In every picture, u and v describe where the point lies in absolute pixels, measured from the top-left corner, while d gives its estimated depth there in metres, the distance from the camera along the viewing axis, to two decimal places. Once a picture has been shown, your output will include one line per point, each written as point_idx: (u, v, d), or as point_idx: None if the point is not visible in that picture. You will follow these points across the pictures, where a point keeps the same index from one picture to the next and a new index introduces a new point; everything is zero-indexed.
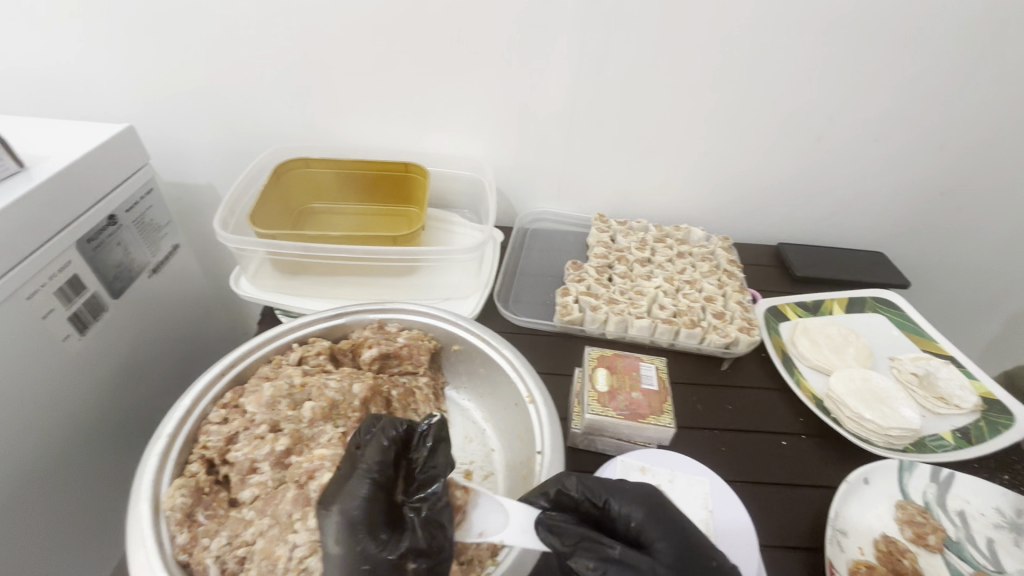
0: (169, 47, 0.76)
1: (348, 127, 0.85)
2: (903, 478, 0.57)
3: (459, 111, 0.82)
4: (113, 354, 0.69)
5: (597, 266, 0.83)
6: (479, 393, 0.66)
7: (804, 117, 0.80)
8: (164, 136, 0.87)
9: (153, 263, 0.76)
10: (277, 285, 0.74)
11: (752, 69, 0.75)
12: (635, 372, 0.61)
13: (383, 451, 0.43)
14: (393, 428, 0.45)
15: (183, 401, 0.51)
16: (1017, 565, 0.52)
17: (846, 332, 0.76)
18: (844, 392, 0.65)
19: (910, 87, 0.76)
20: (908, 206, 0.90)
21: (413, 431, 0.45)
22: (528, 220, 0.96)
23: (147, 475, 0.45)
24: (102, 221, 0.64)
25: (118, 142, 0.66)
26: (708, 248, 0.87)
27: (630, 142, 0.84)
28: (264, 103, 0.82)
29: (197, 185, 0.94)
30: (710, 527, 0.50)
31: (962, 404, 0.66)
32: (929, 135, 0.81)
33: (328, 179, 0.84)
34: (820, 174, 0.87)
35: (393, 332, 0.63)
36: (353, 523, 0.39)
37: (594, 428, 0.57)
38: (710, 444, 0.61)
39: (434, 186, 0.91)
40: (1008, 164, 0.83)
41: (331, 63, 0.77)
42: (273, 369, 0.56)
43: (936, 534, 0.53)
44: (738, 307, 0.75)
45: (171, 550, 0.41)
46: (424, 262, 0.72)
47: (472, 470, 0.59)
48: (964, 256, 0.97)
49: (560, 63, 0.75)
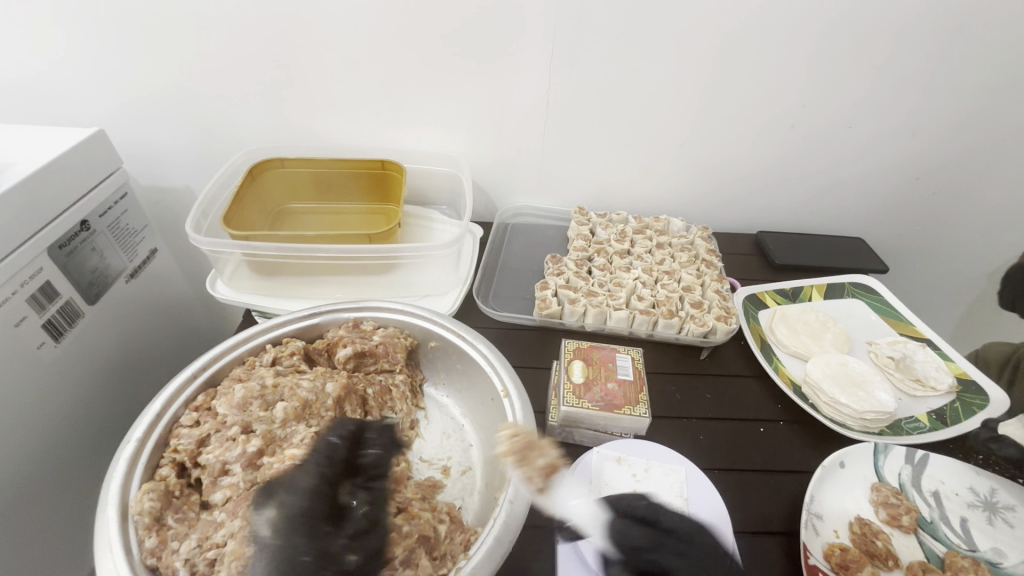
0: (138, 49, 0.75)
1: (324, 126, 0.85)
2: (878, 460, 0.58)
3: (434, 108, 0.82)
4: (90, 360, 0.68)
5: (576, 259, 0.83)
6: (456, 388, 0.66)
7: (778, 106, 0.80)
8: (138, 139, 0.86)
9: (130, 268, 0.75)
10: (254, 287, 0.74)
11: (723, 60, 0.75)
12: (611, 363, 0.61)
13: (333, 445, 0.51)
14: (346, 424, 0.53)
15: (153, 405, 0.50)
16: (990, 543, 0.53)
17: (824, 318, 0.76)
18: (820, 377, 0.65)
19: (881, 73, 0.76)
20: (885, 192, 0.91)
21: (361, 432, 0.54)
22: (509, 215, 0.95)
23: (115, 481, 0.44)
24: (75, 226, 0.64)
25: (88, 147, 0.65)
26: (688, 238, 0.87)
27: (606, 135, 0.84)
28: (238, 103, 0.81)
29: (175, 188, 0.94)
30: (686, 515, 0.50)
31: (937, 386, 0.67)
32: (905, 121, 0.81)
33: (304, 178, 0.83)
34: (798, 162, 0.87)
35: (369, 330, 0.63)
36: (293, 515, 0.44)
37: (571, 420, 0.57)
38: (688, 433, 0.62)
39: (412, 184, 0.91)
40: (981, 148, 0.84)
41: (304, 62, 0.77)
42: (246, 371, 0.56)
43: (911, 514, 0.53)
44: (716, 296, 0.76)
45: (140, 555, 0.41)
46: (401, 260, 0.72)
47: (450, 465, 0.59)
48: (942, 240, 0.98)
49: (532, 58, 0.75)
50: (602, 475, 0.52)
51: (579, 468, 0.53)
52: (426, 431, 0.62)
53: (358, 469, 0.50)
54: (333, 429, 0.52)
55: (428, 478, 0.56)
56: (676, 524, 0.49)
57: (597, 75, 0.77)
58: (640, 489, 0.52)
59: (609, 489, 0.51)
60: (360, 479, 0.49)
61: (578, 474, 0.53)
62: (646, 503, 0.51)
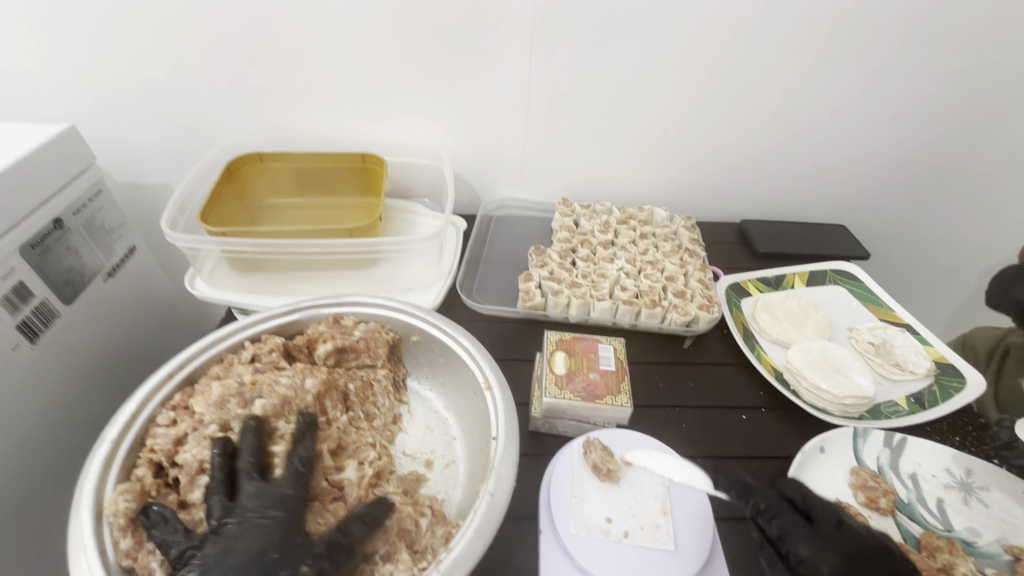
0: (107, 43, 0.73)
1: (302, 120, 0.83)
2: (857, 444, 0.59)
3: (413, 99, 0.81)
4: (70, 362, 0.67)
5: (560, 250, 0.83)
6: (439, 382, 0.65)
7: (758, 95, 0.80)
8: (112, 136, 0.84)
9: (108, 266, 0.74)
10: (234, 284, 0.73)
11: (702, 47, 0.75)
12: (593, 354, 0.61)
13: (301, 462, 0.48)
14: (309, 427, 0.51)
15: (128, 405, 0.50)
16: (965, 523, 0.54)
17: (806, 305, 0.77)
18: (801, 363, 0.66)
19: (860, 60, 0.76)
20: (866, 179, 0.91)
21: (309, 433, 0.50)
22: (492, 207, 0.95)
23: (89, 482, 0.44)
24: (47, 225, 0.62)
25: (59, 143, 0.64)
26: (671, 228, 0.87)
27: (588, 125, 0.84)
28: (214, 97, 0.80)
29: (153, 185, 0.92)
30: (667, 503, 0.50)
31: (916, 370, 0.67)
32: (884, 108, 0.82)
33: (283, 173, 0.82)
34: (780, 149, 0.87)
35: (349, 326, 0.62)
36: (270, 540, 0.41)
37: (553, 411, 0.57)
38: (671, 422, 0.62)
39: (395, 177, 0.90)
40: (957, 135, 0.85)
41: (280, 55, 0.75)
42: (224, 369, 0.56)
43: (888, 496, 0.54)
44: (699, 285, 0.76)
45: (115, 556, 0.41)
46: (382, 254, 0.71)
47: (433, 460, 0.59)
48: (923, 225, 0.99)
49: (511, 49, 0.75)
50: (582, 466, 0.53)
51: (560, 461, 0.54)
52: (409, 426, 0.62)
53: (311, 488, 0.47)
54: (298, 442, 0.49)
55: (410, 472, 0.56)
56: (658, 511, 0.50)
57: (576, 64, 0.76)
58: (620, 478, 0.52)
59: (589, 480, 0.52)
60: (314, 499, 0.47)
61: (567, 469, 0.53)
62: (627, 494, 0.51)
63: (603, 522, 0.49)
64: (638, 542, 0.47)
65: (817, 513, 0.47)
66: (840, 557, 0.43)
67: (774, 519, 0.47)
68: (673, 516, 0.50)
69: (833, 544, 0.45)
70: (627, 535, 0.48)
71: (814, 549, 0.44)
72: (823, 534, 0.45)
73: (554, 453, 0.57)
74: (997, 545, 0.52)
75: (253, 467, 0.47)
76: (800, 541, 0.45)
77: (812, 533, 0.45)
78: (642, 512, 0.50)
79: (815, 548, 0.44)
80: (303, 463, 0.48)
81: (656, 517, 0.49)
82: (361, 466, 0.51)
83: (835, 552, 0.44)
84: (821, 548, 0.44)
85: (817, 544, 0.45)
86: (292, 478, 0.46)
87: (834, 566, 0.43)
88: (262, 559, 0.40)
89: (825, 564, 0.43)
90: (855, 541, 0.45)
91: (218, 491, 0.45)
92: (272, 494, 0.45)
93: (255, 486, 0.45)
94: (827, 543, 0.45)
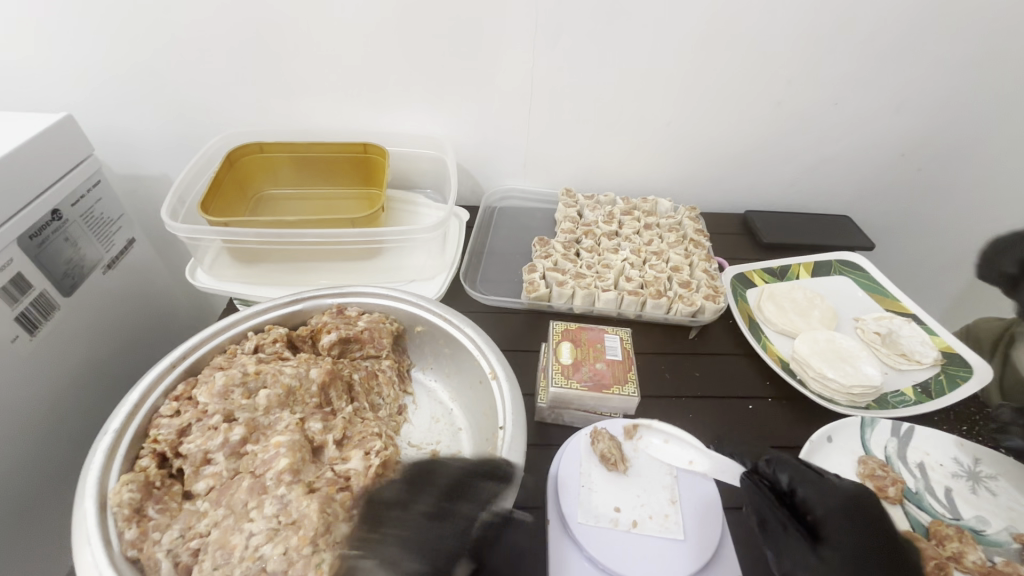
0: (102, 30, 0.72)
1: (303, 110, 0.82)
2: (865, 434, 0.59)
3: (415, 87, 0.80)
4: (70, 354, 0.66)
5: (564, 241, 0.82)
6: (445, 372, 0.65)
7: (763, 85, 0.79)
8: (110, 125, 0.83)
9: (108, 258, 0.73)
10: (236, 275, 0.72)
11: (707, 35, 0.74)
12: (599, 344, 0.60)
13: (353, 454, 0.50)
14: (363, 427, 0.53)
15: (131, 396, 0.49)
16: (974, 512, 0.53)
17: (812, 296, 0.76)
18: (808, 353, 0.65)
19: (867, 47, 0.75)
20: (871, 169, 0.91)
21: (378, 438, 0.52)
22: (495, 198, 0.94)
23: (92, 472, 0.43)
24: (46, 216, 0.61)
25: (56, 132, 0.63)
26: (676, 219, 0.86)
27: (592, 114, 0.83)
28: (213, 87, 0.79)
29: (151, 176, 0.91)
30: (676, 492, 0.50)
31: (923, 359, 0.67)
32: (889, 97, 0.81)
33: (283, 163, 0.81)
34: (784, 139, 0.86)
35: (353, 316, 0.62)
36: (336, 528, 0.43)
37: (560, 401, 0.57)
38: (677, 412, 0.62)
39: (397, 167, 0.89)
40: (962, 124, 0.84)
41: (278, 43, 0.74)
42: (228, 359, 0.55)
43: (897, 486, 0.54)
44: (704, 276, 0.75)
45: (120, 547, 0.40)
46: (386, 244, 0.70)
47: (439, 450, 0.58)
48: (927, 216, 0.98)
49: (514, 37, 0.74)
50: (590, 455, 0.53)
51: (568, 450, 0.54)
52: (415, 416, 0.62)
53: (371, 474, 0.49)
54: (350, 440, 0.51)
55: (417, 463, 0.56)
56: (665, 501, 0.49)
57: (580, 52, 0.75)
58: (627, 469, 0.52)
59: (596, 469, 0.52)
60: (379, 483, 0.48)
61: (576, 461, 0.52)
62: (635, 483, 0.51)
63: (612, 512, 0.48)
64: (646, 532, 0.47)
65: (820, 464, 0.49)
66: (839, 500, 0.46)
67: (780, 469, 0.49)
68: (681, 505, 0.49)
69: (833, 488, 0.47)
70: (637, 525, 0.48)
71: (818, 491, 0.46)
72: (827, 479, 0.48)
73: (561, 444, 0.57)
74: (1006, 534, 0.52)
75: (438, 497, 0.46)
76: (803, 484, 0.47)
77: (815, 479, 0.48)
78: (651, 501, 0.49)
79: (819, 492, 0.46)
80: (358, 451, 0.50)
81: (665, 507, 0.49)
82: (367, 456, 0.49)
83: (837, 493, 0.46)
84: (828, 492, 0.46)
85: (819, 485, 0.47)
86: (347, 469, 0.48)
87: (838, 504, 0.45)
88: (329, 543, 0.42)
89: (829, 502, 0.46)
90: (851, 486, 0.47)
91: (389, 495, 0.46)
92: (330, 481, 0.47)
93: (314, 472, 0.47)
94: (832, 489, 0.47)
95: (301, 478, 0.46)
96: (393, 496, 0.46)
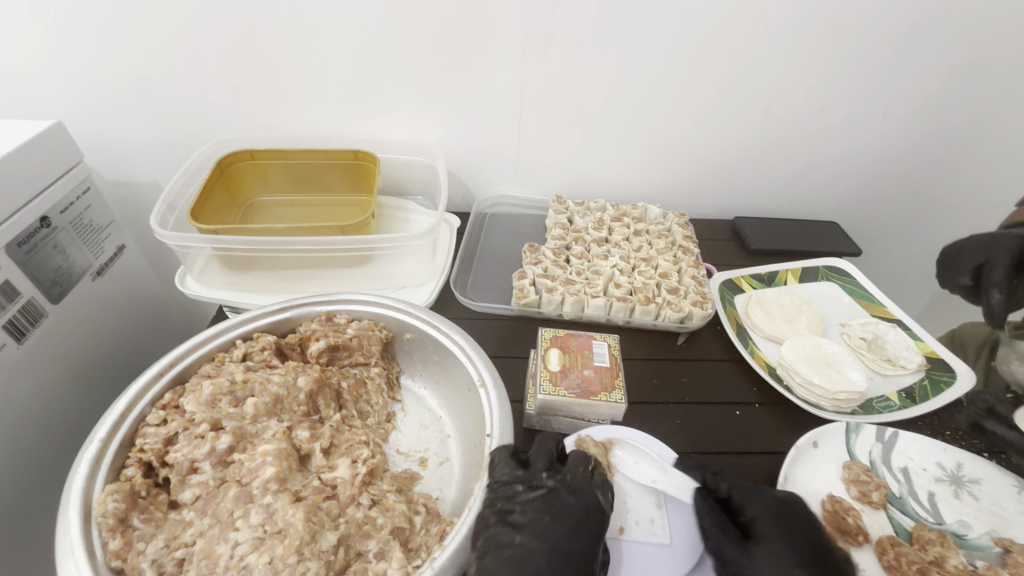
0: (93, 36, 0.72)
1: (294, 117, 0.83)
2: (850, 439, 0.59)
3: (406, 94, 0.80)
4: (57, 361, 0.66)
5: (554, 248, 0.83)
6: (433, 379, 0.65)
7: (751, 92, 0.80)
8: (101, 132, 0.83)
9: (96, 265, 0.73)
10: (225, 282, 0.72)
11: (696, 43, 0.74)
12: (587, 351, 0.61)
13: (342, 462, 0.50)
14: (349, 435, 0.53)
15: (117, 404, 0.49)
16: (956, 516, 0.54)
17: (799, 302, 0.77)
18: (794, 359, 0.66)
19: (854, 54, 0.76)
20: (858, 176, 0.92)
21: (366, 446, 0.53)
22: (486, 205, 0.95)
23: (77, 482, 0.43)
24: (34, 223, 0.61)
25: (46, 139, 0.63)
26: (665, 225, 0.87)
27: (582, 121, 0.84)
28: (205, 94, 0.79)
29: (142, 182, 0.91)
30: (660, 498, 0.51)
31: (907, 365, 0.68)
32: (874, 105, 0.82)
33: (274, 170, 0.81)
34: (772, 146, 0.87)
35: (342, 323, 0.62)
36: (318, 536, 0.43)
37: (548, 408, 0.57)
38: (665, 418, 0.62)
39: (387, 174, 0.89)
40: (947, 131, 0.85)
41: (270, 50, 0.74)
42: (215, 367, 0.55)
43: (880, 490, 0.55)
44: (693, 282, 0.76)
45: (104, 557, 0.40)
46: (375, 251, 0.71)
47: (427, 457, 0.58)
48: (913, 222, 0.99)
49: (505, 44, 0.74)
50: None
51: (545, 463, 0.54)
52: (403, 423, 0.62)
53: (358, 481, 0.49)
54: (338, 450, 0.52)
55: (405, 470, 0.56)
56: (651, 506, 0.51)
57: (570, 60, 0.76)
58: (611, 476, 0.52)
59: None
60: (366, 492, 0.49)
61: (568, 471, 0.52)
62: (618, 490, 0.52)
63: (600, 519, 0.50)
64: (635, 538, 0.49)
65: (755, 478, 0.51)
66: (772, 502, 0.49)
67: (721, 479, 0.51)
68: (666, 508, 0.51)
69: (766, 492, 0.50)
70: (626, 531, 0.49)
71: (754, 496, 0.49)
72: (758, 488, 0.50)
73: None
74: (988, 538, 0.52)
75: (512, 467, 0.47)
76: (741, 493, 0.49)
77: (749, 487, 0.50)
78: (638, 507, 0.51)
79: (757, 501, 0.49)
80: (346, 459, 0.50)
81: (651, 512, 0.50)
82: (354, 464, 0.50)
83: (768, 497, 0.49)
84: (762, 497, 0.49)
85: (754, 490, 0.50)
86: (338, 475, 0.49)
87: (771, 506, 0.49)
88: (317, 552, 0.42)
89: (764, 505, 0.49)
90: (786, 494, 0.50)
91: (542, 458, 0.49)
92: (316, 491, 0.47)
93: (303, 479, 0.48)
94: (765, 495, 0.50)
95: (287, 486, 0.47)
96: (545, 460, 0.49)
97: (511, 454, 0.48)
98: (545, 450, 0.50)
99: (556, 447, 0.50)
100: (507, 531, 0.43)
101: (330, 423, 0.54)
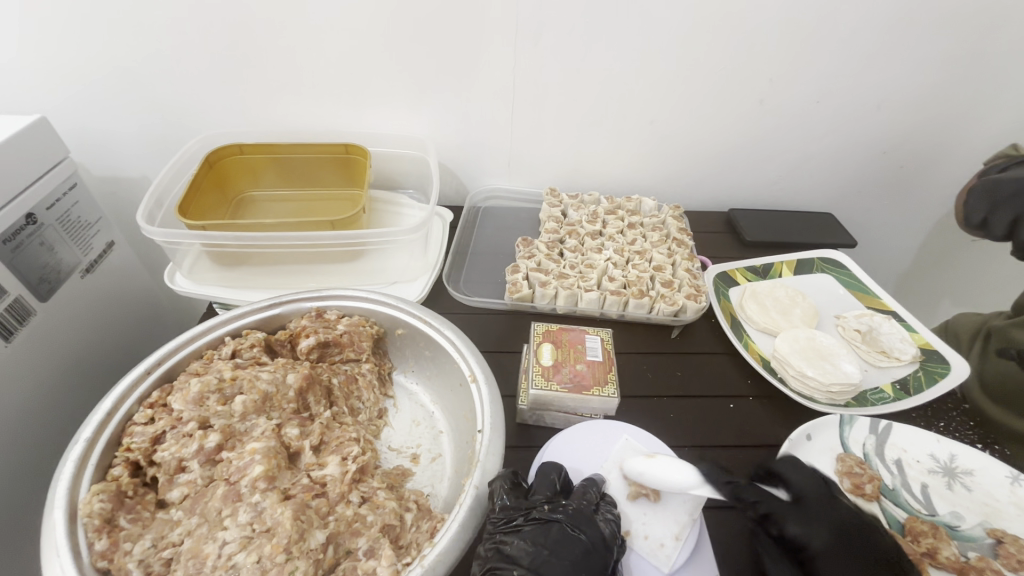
0: (75, 29, 0.70)
1: (282, 110, 0.82)
2: (843, 431, 0.59)
3: (396, 88, 0.79)
4: (46, 360, 0.65)
5: (548, 241, 0.82)
6: (425, 375, 0.65)
7: (746, 83, 0.79)
8: (88, 127, 0.82)
9: (85, 262, 0.72)
10: (216, 278, 0.72)
11: (689, 33, 0.73)
12: (580, 345, 0.60)
13: (332, 461, 0.50)
14: (336, 433, 0.53)
15: (103, 404, 0.49)
16: (949, 508, 0.54)
17: (793, 294, 0.77)
18: (789, 351, 0.66)
19: (851, 44, 0.75)
20: (854, 167, 0.91)
21: (356, 443, 0.52)
22: (480, 198, 0.94)
23: (62, 482, 0.43)
24: (20, 220, 0.60)
25: (30, 134, 0.61)
26: (659, 218, 0.87)
27: (576, 113, 0.83)
28: (192, 88, 0.78)
29: (131, 178, 0.90)
30: (682, 530, 0.49)
31: (902, 356, 0.68)
32: (870, 94, 0.81)
33: (264, 165, 0.80)
34: (767, 137, 0.87)
35: (332, 319, 0.61)
36: (300, 534, 0.42)
37: (540, 403, 0.57)
38: (659, 412, 0.62)
39: (379, 167, 0.88)
40: (943, 121, 0.85)
41: (257, 43, 0.73)
42: (204, 364, 0.55)
43: (873, 483, 0.54)
44: (687, 275, 0.76)
45: (89, 558, 0.40)
46: (367, 246, 0.70)
47: (419, 454, 0.58)
48: (909, 213, 0.99)
49: (495, 36, 0.73)
50: (580, 459, 0.54)
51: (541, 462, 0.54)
52: (395, 419, 0.62)
53: (348, 478, 0.49)
54: (328, 449, 0.51)
55: (397, 467, 0.56)
56: (669, 531, 0.49)
57: (561, 50, 0.75)
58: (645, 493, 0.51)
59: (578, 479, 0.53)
60: (357, 488, 0.49)
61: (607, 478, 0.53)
62: (649, 504, 0.51)
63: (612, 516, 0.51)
64: (637, 548, 0.48)
65: (806, 491, 0.49)
66: (829, 530, 0.46)
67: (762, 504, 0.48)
68: (686, 539, 0.48)
69: (819, 519, 0.47)
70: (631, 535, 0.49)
71: (802, 525, 0.47)
72: (801, 466, 0.50)
73: (542, 445, 0.57)
74: (980, 529, 0.52)
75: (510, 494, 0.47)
76: (791, 520, 0.47)
77: (800, 510, 0.48)
78: (656, 526, 0.49)
79: (806, 526, 0.47)
80: (336, 459, 0.50)
81: (665, 537, 0.48)
82: (344, 462, 0.50)
83: (825, 525, 0.46)
84: (810, 524, 0.47)
85: (804, 518, 0.47)
86: (328, 474, 0.49)
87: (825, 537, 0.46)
88: (304, 550, 0.42)
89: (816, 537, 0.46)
90: (849, 513, 0.47)
91: (543, 492, 0.48)
92: (308, 490, 0.47)
93: (294, 479, 0.48)
94: (815, 517, 0.47)
95: (276, 484, 0.46)
96: (545, 493, 0.48)
97: (511, 482, 0.48)
98: (546, 483, 0.48)
99: (558, 478, 0.49)
100: (505, 563, 0.43)
101: (317, 421, 0.53)
